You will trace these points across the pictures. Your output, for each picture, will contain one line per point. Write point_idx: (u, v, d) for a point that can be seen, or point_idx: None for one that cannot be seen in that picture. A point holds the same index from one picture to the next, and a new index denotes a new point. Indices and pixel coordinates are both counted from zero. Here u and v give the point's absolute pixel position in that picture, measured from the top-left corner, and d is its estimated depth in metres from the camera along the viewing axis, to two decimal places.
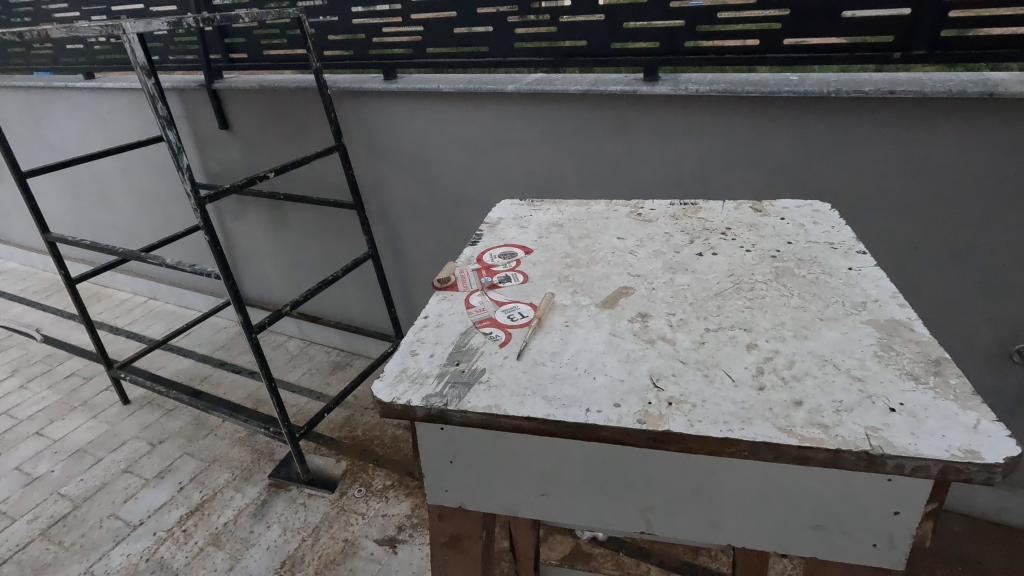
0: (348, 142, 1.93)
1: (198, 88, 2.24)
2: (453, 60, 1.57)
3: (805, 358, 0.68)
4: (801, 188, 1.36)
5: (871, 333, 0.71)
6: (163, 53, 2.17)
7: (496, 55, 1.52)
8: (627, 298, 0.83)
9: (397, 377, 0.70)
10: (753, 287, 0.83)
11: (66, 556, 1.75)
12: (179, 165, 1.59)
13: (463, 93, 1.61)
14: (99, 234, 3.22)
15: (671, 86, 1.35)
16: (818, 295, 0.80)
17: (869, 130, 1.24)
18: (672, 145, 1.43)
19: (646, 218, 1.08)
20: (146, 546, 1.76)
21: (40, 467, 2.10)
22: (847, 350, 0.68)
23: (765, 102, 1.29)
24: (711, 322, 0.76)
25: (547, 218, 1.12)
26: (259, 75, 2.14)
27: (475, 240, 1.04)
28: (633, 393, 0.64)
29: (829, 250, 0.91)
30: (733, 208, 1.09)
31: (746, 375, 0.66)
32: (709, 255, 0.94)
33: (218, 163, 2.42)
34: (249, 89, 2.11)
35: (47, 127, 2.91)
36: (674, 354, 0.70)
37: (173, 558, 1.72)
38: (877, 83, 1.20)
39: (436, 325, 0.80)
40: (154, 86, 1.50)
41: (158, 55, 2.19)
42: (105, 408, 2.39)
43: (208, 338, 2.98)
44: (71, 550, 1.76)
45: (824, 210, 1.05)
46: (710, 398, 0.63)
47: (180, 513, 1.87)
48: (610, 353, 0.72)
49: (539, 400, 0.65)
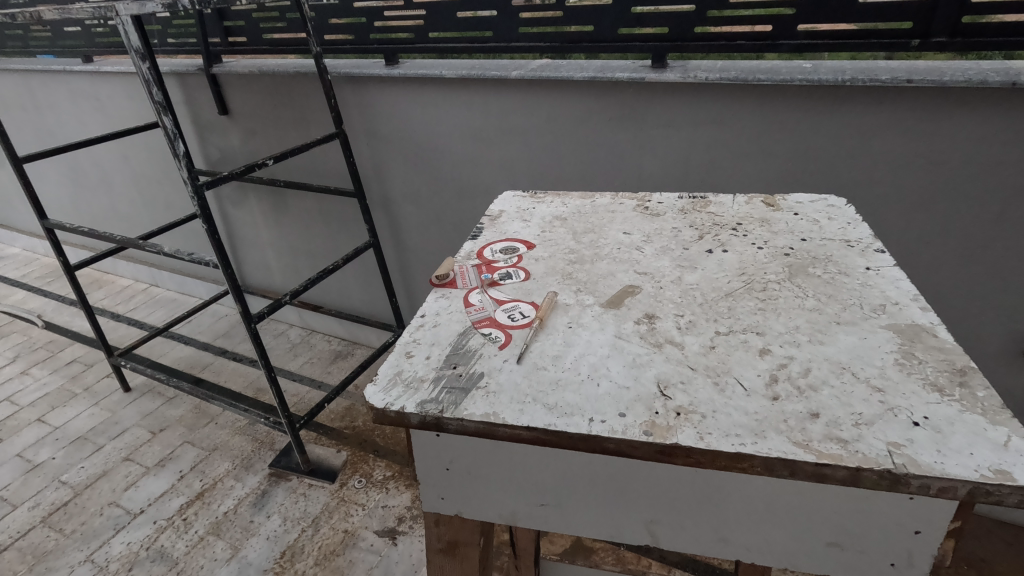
0: (348, 129, 1.89)
1: (197, 72, 2.20)
2: (455, 45, 1.52)
3: (821, 365, 0.64)
4: (812, 180, 1.31)
5: (891, 339, 0.67)
6: (162, 36, 2.13)
7: (500, 41, 1.47)
8: (633, 297, 0.80)
9: (391, 381, 0.67)
10: (764, 288, 0.80)
11: (66, 543, 1.74)
12: (175, 152, 1.56)
13: (465, 79, 1.56)
14: (101, 222, 3.21)
15: (679, 73, 1.30)
16: (835, 296, 0.76)
17: (886, 121, 1.19)
18: (680, 135, 1.38)
19: (654, 212, 1.04)
20: (147, 534, 1.76)
21: (41, 454, 2.09)
22: (865, 358, 0.65)
23: (777, 92, 1.25)
24: (722, 324, 0.72)
25: (550, 211, 1.09)
26: (259, 60, 2.10)
27: (476, 235, 1.01)
28: (639, 402, 0.61)
29: (846, 248, 0.87)
30: (744, 202, 1.05)
31: (760, 385, 0.62)
32: (719, 252, 0.90)
33: (218, 150, 2.38)
34: (248, 74, 2.07)
35: (46, 112, 2.87)
36: (682, 360, 0.67)
37: (174, 547, 1.71)
38: (894, 71, 1.15)
39: (433, 325, 0.77)
40: (149, 70, 1.46)
41: (156, 39, 2.15)
42: (107, 395, 2.38)
43: (209, 326, 2.97)
44: (71, 538, 1.76)
45: (839, 205, 1.00)
46: (721, 409, 0.59)
47: (181, 501, 1.86)
48: (615, 357, 0.68)
49: (539, 407, 0.61)
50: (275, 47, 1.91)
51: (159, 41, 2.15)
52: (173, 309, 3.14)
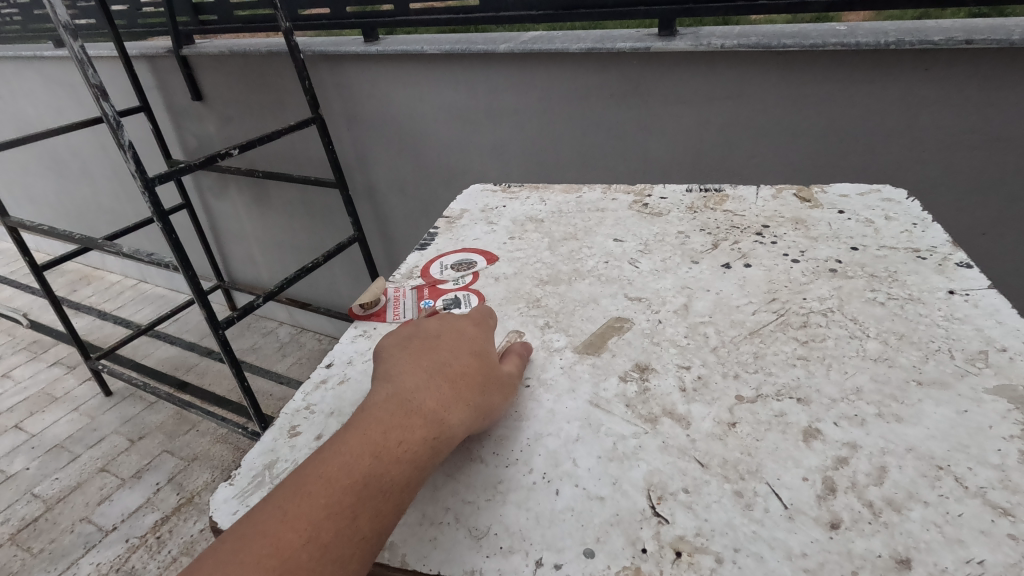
0: (325, 112, 1.63)
1: (167, 55, 1.98)
2: (437, 17, 1.30)
3: (901, 460, 0.41)
4: (860, 165, 1.06)
5: (1005, 411, 0.44)
6: (130, 17, 1.92)
7: (487, 12, 1.24)
8: (620, 336, 0.57)
9: (256, 481, 0.47)
10: (804, 323, 0.56)
11: (33, 564, 1.53)
12: (120, 142, 1.32)
13: (449, 56, 1.31)
14: (85, 217, 3.04)
15: (690, 41, 1.06)
16: (908, 337, 0.53)
17: (951, 91, 0.94)
18: (692, 111, 1.14)
19: (654, 211, 0.81)
20: (118, 554, 1.53)
21: (15, 464, 1.87)
22: (966, 447, 0.42)
23: (807, 61, 1.00)
24: (746, 384, 0.50)
25: (523, 211, 0.86)
26: (233, 40, 1.87)
27: (425, 244, 0.79)
28: (618, 528, 0.39)
29: (914, 261, 0.64)
30: (769, 197, 0.81)
31: (807, 498, 0.40)
32: (741, 266, 0.67)
33: (195, 139, 2.17)
34: (219, 56, 1.85)
35: (20, 101, 2.68)
36: (686, 448, 0.44)
37: (145, 570, 1.48)
38: (948, 31, 0.91)
39: (339, 382, 0.56)
40: (81, 49, 1.27)
41: (124, 19, 1.94)
42: (86, 400, 2.12)
43: (196, 323, 2.78)
44: (38, 558, 1.54)
45: (897, 199, 0.77)
46: (746, 547, 0.37)
47: (156, 517, 1.62)
48: (585, 443, 0.46)
49: (461, 536, 0.40)
50: (247, 26, 1.70)
51: (127, 22, 1.94)
52: (160, 305, 2.97)
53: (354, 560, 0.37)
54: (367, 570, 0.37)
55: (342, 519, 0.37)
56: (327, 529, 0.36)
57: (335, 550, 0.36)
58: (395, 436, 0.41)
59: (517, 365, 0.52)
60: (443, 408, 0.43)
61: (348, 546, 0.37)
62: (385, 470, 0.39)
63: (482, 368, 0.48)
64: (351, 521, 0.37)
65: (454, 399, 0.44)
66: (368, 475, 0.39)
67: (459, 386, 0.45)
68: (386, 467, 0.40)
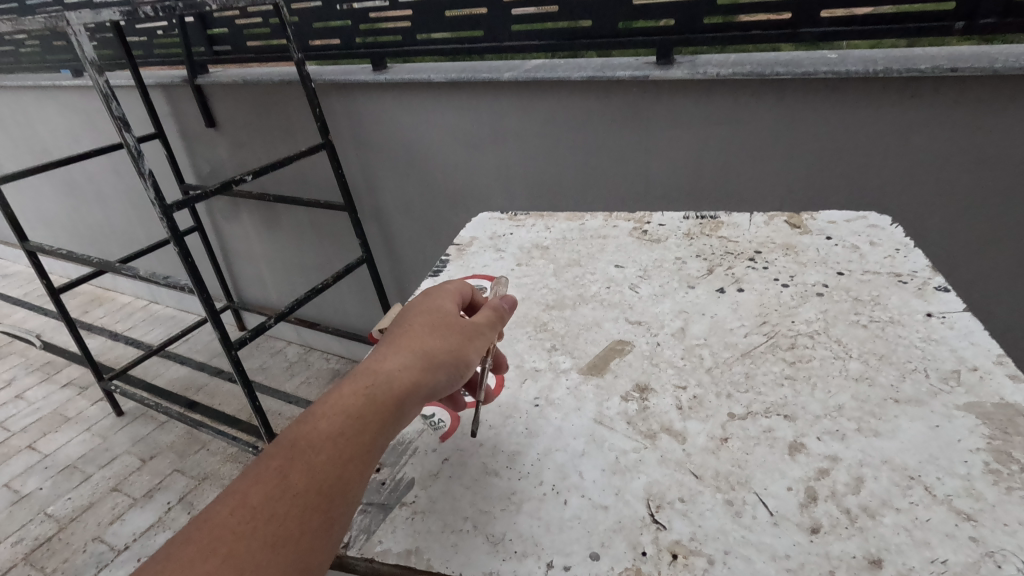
0: (336, 138, 1.70)
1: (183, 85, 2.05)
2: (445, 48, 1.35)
3: (878, 471, 0.46)
4: (850, 188, 1.12)
5: (973, 427, 0.49)
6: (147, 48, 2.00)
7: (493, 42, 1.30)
8: (621, 358, 0.62)
9: None
10: (792, 344, 0.61)
11: None
12: (141, 171, 1.38)
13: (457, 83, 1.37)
14: (98, 240, 3.12)
15: (687, 69, 1.11)
16: (888, 358, 0.58)
17: (935, 117, 0.99)
18: (689, 138, 1.20)
19: (653, 238, 0.86)
20: None
21: (29, 484, 1.91)
22: (937, 459, 0.46)
23: (798, 87, 1.06)
24: (738, 403, 0.54)
25: (529, 238, 0.91)
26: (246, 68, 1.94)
27: (438, 270, 0.84)
28: (621, 534, 0.44)
29: (896, 286, 0.69)
30: (762, 223, 0.86)
31: (792, 507, 0.44)
32: (733, 291, 0.72)
33: (208, 163, 2.24)
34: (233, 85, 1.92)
35: (39, 128, 2.76)
36: (682, 461, 0.49)
37: None
38: (932, 58, 0.96)
39: None
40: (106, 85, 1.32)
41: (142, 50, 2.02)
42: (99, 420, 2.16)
43: (206, 344, 2.83)
44: None
45: (882, 226, 0.82)
46: (735, 550, 0.41)
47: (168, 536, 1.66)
48: (591, 458, 0.50)
49: (480, 542, 0.45)
50: (261, 56, 1.77)
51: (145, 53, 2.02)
52: (171, 326, 3.02)
53: (292, 513, 0.38)
54: (310, 518, 0.38)
55: (277, 478, 0.39)
56: (260, 489, 0.38)
57: (268, 503, 0.38)
58: (328, 397, 0.44)
59: (482, 319, 0.53)
60: (377, 364, 0.46)
61: (284, 499, 0.38)
62: (316, 425, 0.42)
63: (426, 325, 0.50)
64: (284, 478, 0.39)
65: (390, 355, 0.47)
66: (299, 432, 0.41)
67: (397, 344, 0.48)
68: (317, 423, 0.42)
